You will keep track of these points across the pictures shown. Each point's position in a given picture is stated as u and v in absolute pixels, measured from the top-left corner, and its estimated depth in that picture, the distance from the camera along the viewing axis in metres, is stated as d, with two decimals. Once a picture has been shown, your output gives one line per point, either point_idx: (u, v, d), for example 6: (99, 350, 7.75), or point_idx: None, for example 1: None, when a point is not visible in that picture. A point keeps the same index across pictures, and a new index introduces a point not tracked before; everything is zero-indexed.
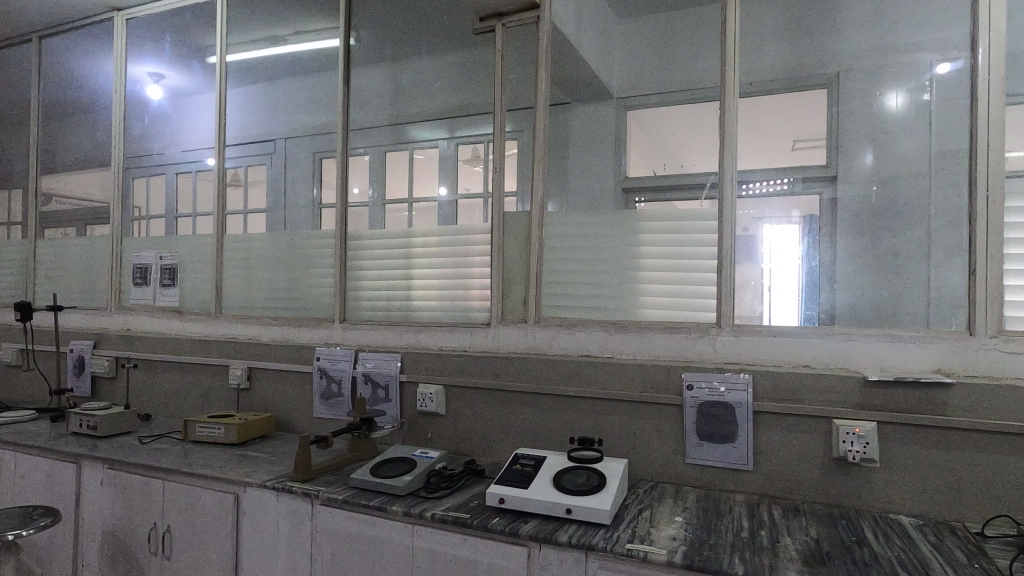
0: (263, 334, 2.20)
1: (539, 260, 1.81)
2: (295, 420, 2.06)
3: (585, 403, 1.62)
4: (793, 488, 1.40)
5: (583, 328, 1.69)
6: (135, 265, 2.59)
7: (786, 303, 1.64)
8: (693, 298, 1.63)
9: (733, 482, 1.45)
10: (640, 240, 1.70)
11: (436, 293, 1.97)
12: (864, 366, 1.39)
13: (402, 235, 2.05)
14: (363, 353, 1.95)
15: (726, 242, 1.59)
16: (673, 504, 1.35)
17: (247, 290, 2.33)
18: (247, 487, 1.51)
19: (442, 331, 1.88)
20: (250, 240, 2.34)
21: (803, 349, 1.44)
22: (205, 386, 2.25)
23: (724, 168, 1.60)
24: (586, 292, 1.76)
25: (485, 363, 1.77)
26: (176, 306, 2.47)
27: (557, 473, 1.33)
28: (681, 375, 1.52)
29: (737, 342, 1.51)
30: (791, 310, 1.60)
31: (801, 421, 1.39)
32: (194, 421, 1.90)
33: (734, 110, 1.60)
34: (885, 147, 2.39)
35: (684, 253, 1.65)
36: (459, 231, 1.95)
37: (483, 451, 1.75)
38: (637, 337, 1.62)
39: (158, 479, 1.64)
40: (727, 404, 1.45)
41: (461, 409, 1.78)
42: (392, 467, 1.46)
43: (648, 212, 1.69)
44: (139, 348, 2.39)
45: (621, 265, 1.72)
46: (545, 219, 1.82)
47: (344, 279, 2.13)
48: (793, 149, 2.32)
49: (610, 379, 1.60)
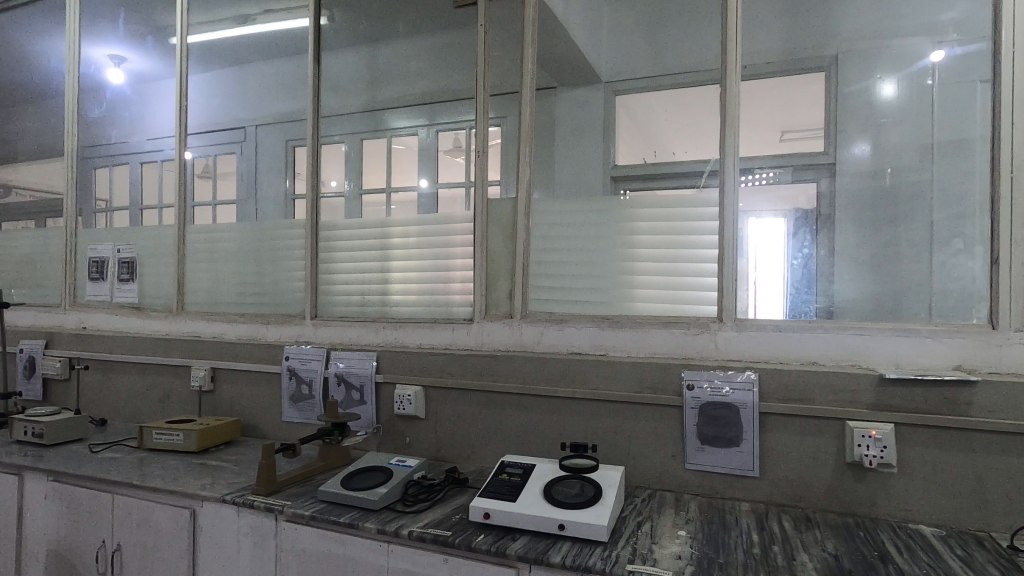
0: (228, 332, 2.04)
1: (525, 251, 1.68)
2: (263, 425, 1.91)
3: (575, 405, 1.50)
4: (803, 496, 1.29)
5: (572, 324, 1.57)
6: (91, 259, 2.41)
7: (772, 293, 1.51)
8: (693, 291, 1.51)
9: (738, 490, 1.34)
10: (634, 229, 1.58)
11: (416, 288, 1.83)
12: (879, 363, 1.28)
13: (378, 224, 1.91)
14: (336, 352, 1.81)
15: (727, 230, 1.47)
16: (675, 516, 1.23)
17: (212, 286, 2.18)
18: (204, 501, 1.36)
19: (421, 328, 1.75)
20: (215, 232, 2.19)
21: (813, 345, 1.34)
22: (165, 389, 2.08)
23: (724, 151, 1.49)
24: (576, 285, 1.63)
25: (468, 362, 1.63)
26: (135, 302, 2.30)
27: (548, 483, 1.21)
28: (680, 373, 1.41)
29: (741, 337, 1.40)
30: (776, 301, 1.48)
31: (811, 423, 1.28)
32: (150, 426, 1.74)
33: (735, 88, 1.48)
34: (882, 135, 2.30)
35: (680, 242, 1.54)
36: (440, 220, 1.81)
37: (466, 458, 1.62)
38: (632, 333, 1.50)
39: (107, 493, 1.48)
40: (730, 405, 1.34)
41: (442, 412, 1.65)
42: (366, 478, 1.33)
43: (641, 199, 1.58)
44: (94, 347, 2.22)
45: (612, 256, 1.60)
46: (532, 206, 1.69)
47: (316, 273, 1.98)
48: (782, 140, 2.09)
49: (604, 379, 1.48)
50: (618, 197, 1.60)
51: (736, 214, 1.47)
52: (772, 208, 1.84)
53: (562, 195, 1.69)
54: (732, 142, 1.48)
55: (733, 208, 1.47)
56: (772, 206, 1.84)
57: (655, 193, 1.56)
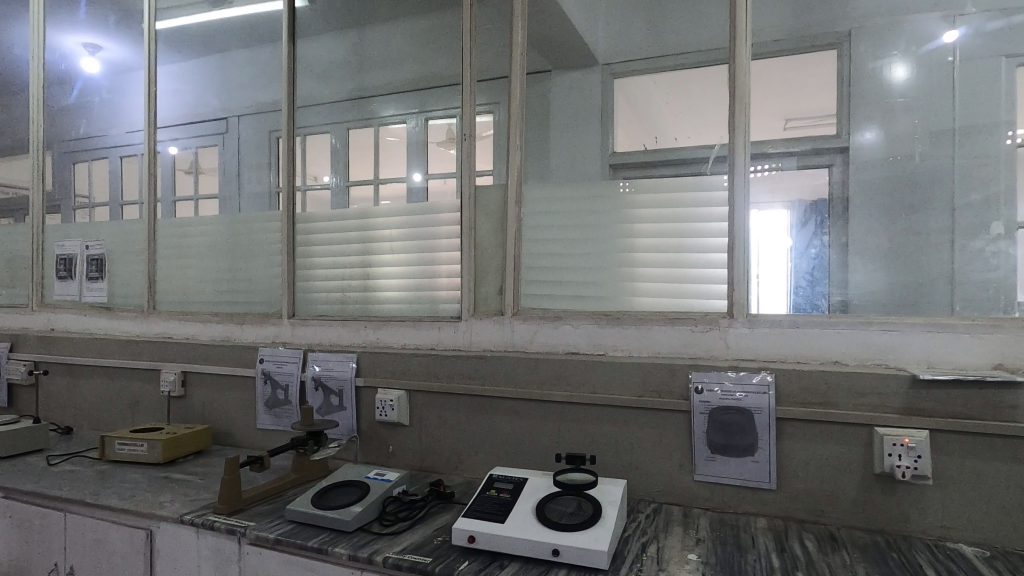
0: (200, 333, 1.91)
1: (517, 243, 1.55)
2: (236, 432, 1.78)
3: (571, 410, 1.36)
4: (826, 511, 1.16)
5: (568, 321, 1.44)
6: (59, 256, 2.29)
7: (773, 287, 1.39)
8: (700, 283, 1.38)
9: (753, 504, 1.21)
10: (633, 218, 1.45)
11: (401, 284, 1.70)
12: (907, 362, 1.17)
13: (359, 215, 1.78)
14: (313, 354, 1.67)
15: (737, 216, 1.33)
16: (684, 536, 1.10)
17: (185, 284, 2.05)
18: (161, 521, 1.23)
19: (405, 327, 1.62)
20: (187, 227, 2.06)
21: (832, 343, 1.23)
22: (134, 394, 1.95)
23: (734, 128, 1.34)
24: (572, 279, 1.50)
25: (453, 364, 1.49)
26: (105, 302, 2.17)
27: (540, 501, 1.07)
28: (687, 374, 1.27)
29: (754, 335, 1.28)
30: (778, 295, 1.38)
31: (834, 430, 1.15)
32: (111, 436, 1.60)
33: (745, 60, 1.33)
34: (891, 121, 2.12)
35: (682, 231, 1.40)
36: (424, 210, 1.68)
37: (452, 468, 1.48)
38: (633, 330, 1.38)
39: (58, 511, 1.35)
40: (744, 410, 1.21)
41: (427, 418, 1.51)
42: (340, 495, 1.20)
43: (641, 184, 1.44)
44: (59, 351, 2.09)
45: (609, 248, 1.47)
46: (523, 193, 1.56)
47: (294, 269, 1.85)
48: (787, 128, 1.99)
49: (604, 381, 1.33)
50: (617, 187, 1.47)
51: (749, 198, 1.32)
52: (774, 198, 1.70)
53: (557, 180, 1.56)
54: (742, 119, 1.33)
55: (745, 192, 1.32)
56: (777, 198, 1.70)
57: (651, 179, 1.44)
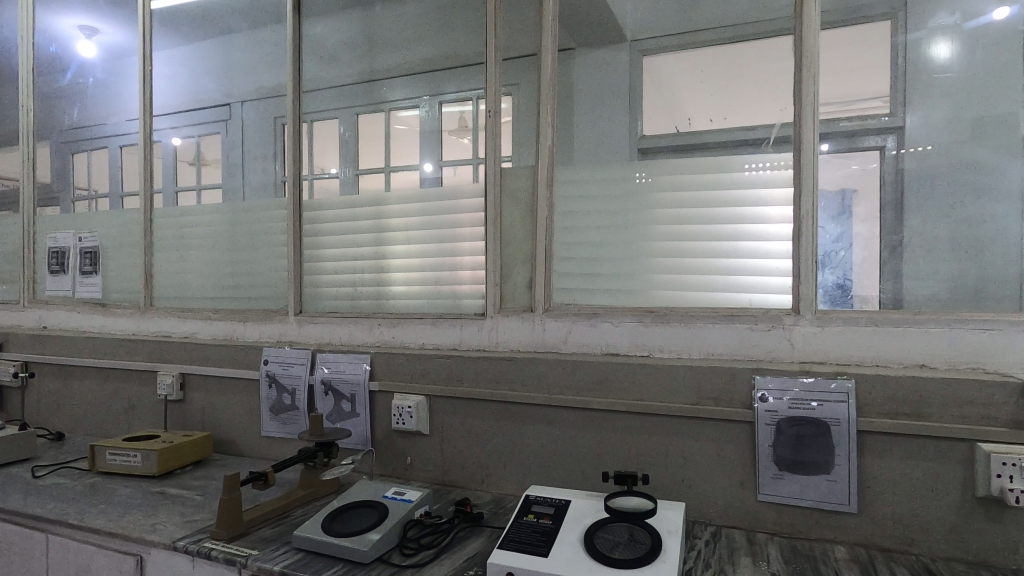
0: (202, 332, 1.78)
1: (548, 232, 1.39)
2: (239, 440, 1.63)
3: (614, 420, 1.20)
4: (917, 539, 1.00)
5: (608, 318, 1.29)
6: (51, 249, 2.15)
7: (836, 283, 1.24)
8: (760, 276, 1.22)
9: (829, 529, 1.05)
10: (681, 204, 1.29)
11: (418, 277, 1.55)
12: (1007, 367, 1.01)
13: (373, 202, 1.64)
14: (322, 354, 1.52)
15: (803, 199, 1.17)
16: (756, 570, 0.94)
17: (184, 278, 1.91)
18: (151, 546, 1.08)
19: (423, 326, 1.47)
20: (186, 218, 1.92)
21: (917, 344, 1.07)
22: (130, 397, 1.81)
23: (802, 100, 1.19)
24: (609, 272, 1.35)
25: (478, 367, 1.33)
26: (99, 298, 2.03)
27: (588, 531, 0.92)
28: (750, 380, 1.11)
29: (823, 334, 1.13)
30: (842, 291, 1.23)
31: (928, 446, 0.99)
32: (102, 445, 1.46)
33: (815, 20, 1.17)
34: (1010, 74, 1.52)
35: (730, 217, 1.25)
36: (442, 196, 1.54)
37: (478, 484, 1.33)
38: (682, 328, 1.23)
39: (39, 532, 1.20)
40: (818, 421, 1.05)
41: (449, 427, 1.36)
42: (354, 519, 1.05)
43: (679, 164, 1.30)
44: (50, 350, 1.95)
45: (648, 239, 1.31)
46: (554, 175, 1.40)
47: (301, 263, 1.70)
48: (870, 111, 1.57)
49: (651, 387, 1.17)
50: (633, 178, 1.34)
51: (817, 179, 1.17)
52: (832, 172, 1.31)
53: (590, 159, 1.40)
54: (810, 88, 1.18)
55: (813, 172, 1.16)
56: (832, 185, 1.27)
57: (681, 159, 1.30)
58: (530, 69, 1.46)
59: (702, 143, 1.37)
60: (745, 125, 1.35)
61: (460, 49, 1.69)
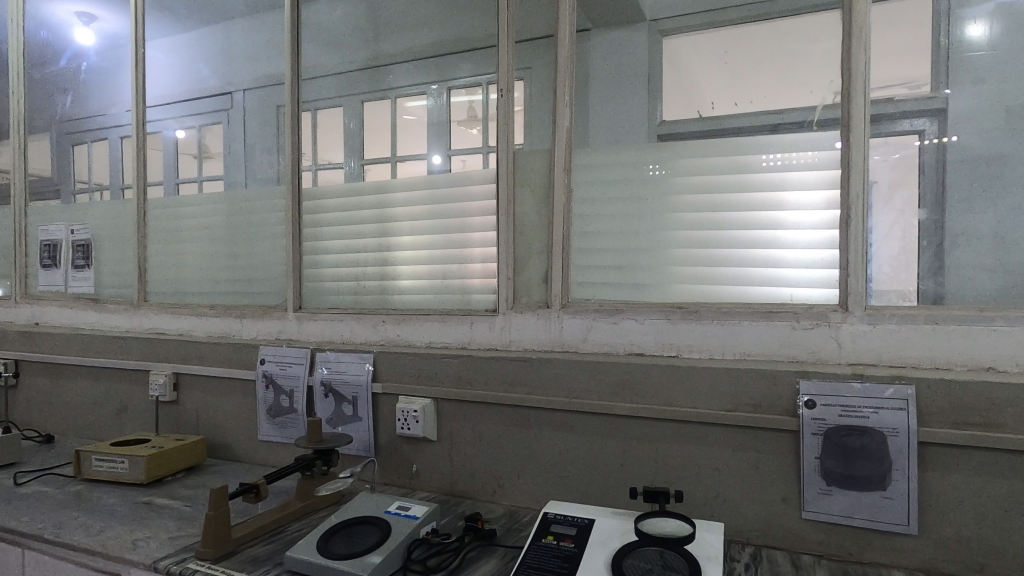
0: (197, 329, 1.68)
1: (566, 221, 1.27)
2: (235, 444, 1.54)
3: (639, 428, 1.09)
4: (987, 565, 0.88)
5: (632, 315, 1.18)
6: (44, 242, 2.07)
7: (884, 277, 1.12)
8: (802, 269, 1.10)
9: (886, 552, 0.93)
10: (710, 191, 1.17)
11: (425, 270, 1.45)
12: None
13: (376, 190, 1.53)
14: (322, 353, 1.42)
15: (853, 181, 1.05)
16: None
17: (180, 273, 1.81)
18: (132, 566, 0.98)
19: (430, 322, 1.37)
20: (180, 209, 1.83)
21: (984, 345, 0.95)
22: (122, 398, 1.72)
23: (851, 72, 1.06)
24: (632, 264, 1.23)
25: (490, 367, 1.23)
26: (91, 293, 1.95)
27: (615, 558, 0.81)
28: (794, 385, 0.99)
29: (876, 333, 1.01)
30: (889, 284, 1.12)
31: (1000, 461, 0.87)
32: (87, 451, 1.36)
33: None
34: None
35: (762, 203, 1.13)
36: (450, 183, 1.43)
37: (490, 494, 1.22)
38: (714, 326, 1.11)
39: (15, 547, 1.11)
40: (872, 431, 0.93)
41: (458, 433, 1.25)
42: (354, 538, 0.94)
43: (706, 146, 1.18)
44: (41, 348, 1.86)
45: (674, 227, 1.20)
46: (571, 160, 1.29)
47: (300, 256, 1.60)
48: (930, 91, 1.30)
49: (680, 391, 1.06)
50: (646, 170, 1.23)
51: (868, 159, 1.04)
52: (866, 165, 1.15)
53: (610, 142, 1.28)
54: (860, 57, 1.05)
55: (864, 152, 1.04)
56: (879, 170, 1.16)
57: (710, 141, 1.18)
58: (546, 45, 1.34)
59: (730, 129, 1.23)
60: (773, 111, 1.20)
61: (470, 28, 1.56)
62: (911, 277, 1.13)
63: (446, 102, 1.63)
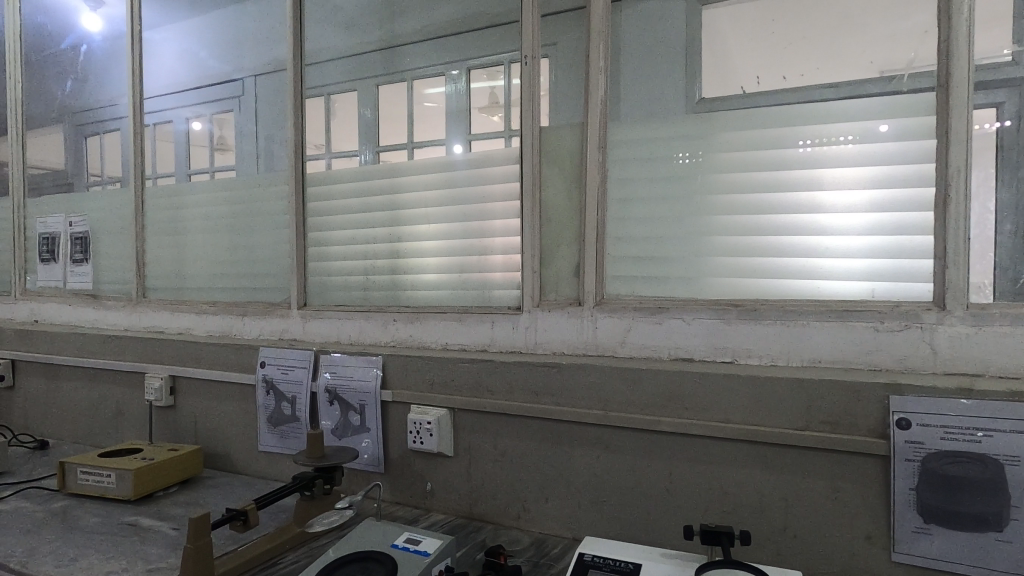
0: (196, 328, 1.56)
1: (600, 207, 1.11)
2: (235, 455, 1.41)
3: (689, 447, 0.92)
4: None
5: (679, 313, 1.02)
6: (43, 235, 1.98)
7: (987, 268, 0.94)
8: (886, 261, 0.91)
9: None
10: (770, 170, 0.99)
11: (440, 263, 1.30)
12: None
13: (385, 176, 1.38)
14: (327, 355, 1.28)
15: (951, 154, 0.86)
16: None
17: (180, 268, 1.69)
18: None
19: (446, 321, 1.22)
20: (179, 200, 1.71)
21: None
22: (118, 402, 1.61)
23: (950, 19, 0.87)
24: (678, 256, 1.06)
25: (513, 374, 1.07)
26: (90, 289, 1.85)
27: None
28: (884, 400, 0.81)
29: (983, 338, 0.83)
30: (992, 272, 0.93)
31: None
32: (71, 464, 1.24)
33: None
34: None
35: (831, 179, 0.95)
36: (467, 166, 1.27)
37: (514, 518, 1.07)
38: (778, 328, 0.94)
39: None
40: (983, 459, 0.76)
41: (477, 447, 1.10)
42: None
43: (769, 117, 1.00)
44: (37, 347, 1.76)
45: (726, 212, 1.02)
46: (605, 138, 1.12)
47: (305, 248, 1.46)
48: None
49: (739, 404, 0.90)
50: (688, 151, 1.06)
51: (972, 127, 0.85)
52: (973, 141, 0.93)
53: (649, 115, 1.11)
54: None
55: (968, 118, 0.85)
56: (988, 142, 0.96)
57: (773, 112, 1.00)
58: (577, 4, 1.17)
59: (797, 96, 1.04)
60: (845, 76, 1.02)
61: None
62: (985, 268, 0.90)
63: (465, 87, 1.38)
